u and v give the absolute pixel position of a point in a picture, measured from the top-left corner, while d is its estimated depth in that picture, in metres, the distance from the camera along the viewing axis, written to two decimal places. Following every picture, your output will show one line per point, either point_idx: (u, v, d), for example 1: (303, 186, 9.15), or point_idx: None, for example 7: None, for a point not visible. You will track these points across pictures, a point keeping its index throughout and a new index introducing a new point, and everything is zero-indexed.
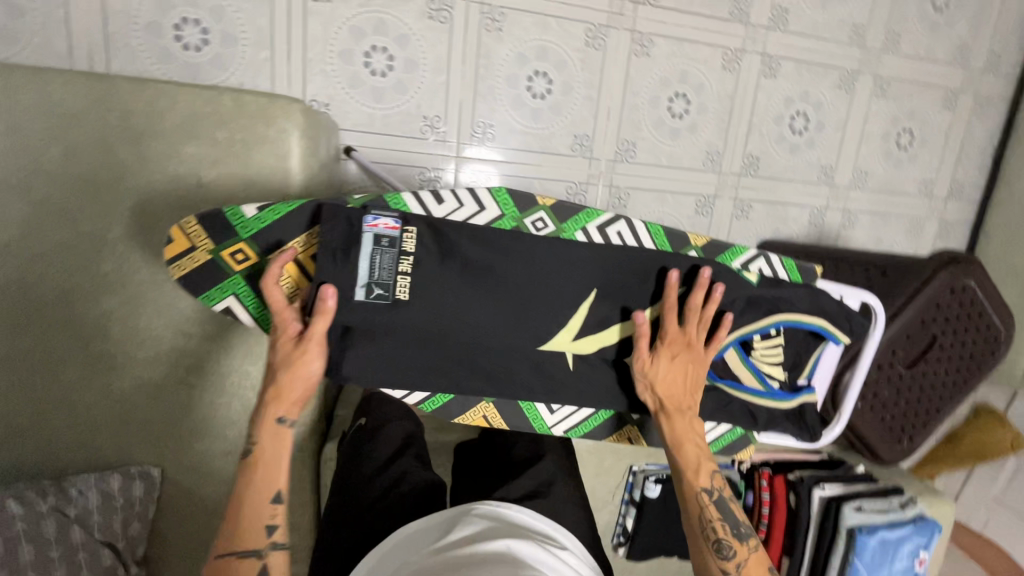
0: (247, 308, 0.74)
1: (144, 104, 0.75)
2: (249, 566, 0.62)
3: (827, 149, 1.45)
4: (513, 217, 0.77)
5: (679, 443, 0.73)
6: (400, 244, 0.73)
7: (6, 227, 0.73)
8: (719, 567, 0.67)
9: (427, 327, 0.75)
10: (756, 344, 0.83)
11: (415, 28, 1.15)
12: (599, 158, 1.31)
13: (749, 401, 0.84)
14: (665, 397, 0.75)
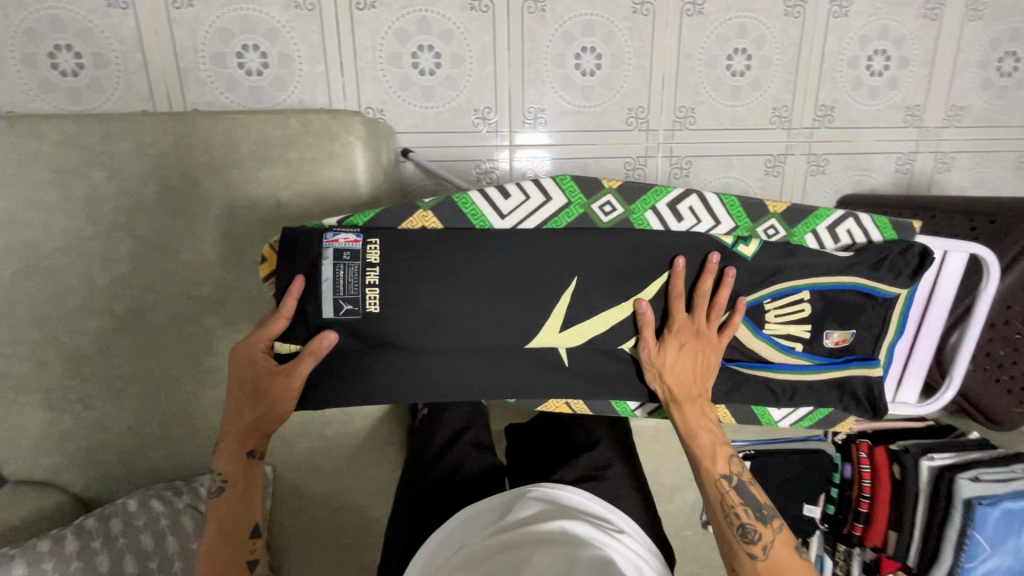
0: None
1: (222, 135, 0.80)
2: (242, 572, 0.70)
3: (913, 87, 1.31)
4: (580, 204, 0.72)
5: (694, 431, 0.72)
6: (364, 257, 0.70)
7: (121, 261, 0.82)
8: (747, 553, 0.66)
9: (441, 332, 0.72)
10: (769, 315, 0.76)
11: (458, 22, 1.15)
12: (655, 129, 1.27)
13: (775, 376, 0.79)
14: (675, 384, 0.73)
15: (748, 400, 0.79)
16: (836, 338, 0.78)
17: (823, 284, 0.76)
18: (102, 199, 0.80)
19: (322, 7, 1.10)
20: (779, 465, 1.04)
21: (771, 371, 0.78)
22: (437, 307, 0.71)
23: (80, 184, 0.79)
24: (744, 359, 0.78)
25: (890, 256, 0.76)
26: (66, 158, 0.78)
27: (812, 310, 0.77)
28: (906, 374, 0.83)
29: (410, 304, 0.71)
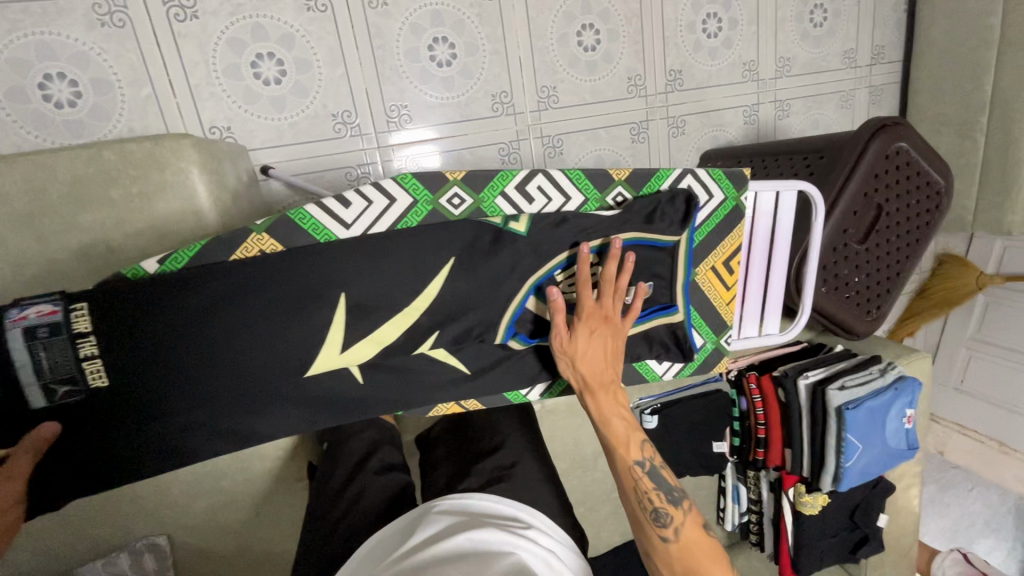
0: None
1: (21, 182, 0.69)
2: None
3: (745, 44, 1.43)
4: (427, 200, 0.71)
5: (607, 418, 0.72)
6: (68, 328, 0.60)
7: None
8: (659, 538, 0.68)
9: (233, 366, 0.66)
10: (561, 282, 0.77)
11: (296, 24, 1.08)
12: (522, 112, 1.28)
13: None
14: (589, 372, 0.73)
15: None
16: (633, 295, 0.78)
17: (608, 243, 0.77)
18: None
19: (134, 22, 0.99)
20: (686, 414, 1.09)
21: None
22: (199, 347, 0.64)
23: None
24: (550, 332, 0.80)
25: (662, 204, 0.78)
26: None
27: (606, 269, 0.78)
28: (767, 306, 0.91)
29: (155, 353, 0.63)
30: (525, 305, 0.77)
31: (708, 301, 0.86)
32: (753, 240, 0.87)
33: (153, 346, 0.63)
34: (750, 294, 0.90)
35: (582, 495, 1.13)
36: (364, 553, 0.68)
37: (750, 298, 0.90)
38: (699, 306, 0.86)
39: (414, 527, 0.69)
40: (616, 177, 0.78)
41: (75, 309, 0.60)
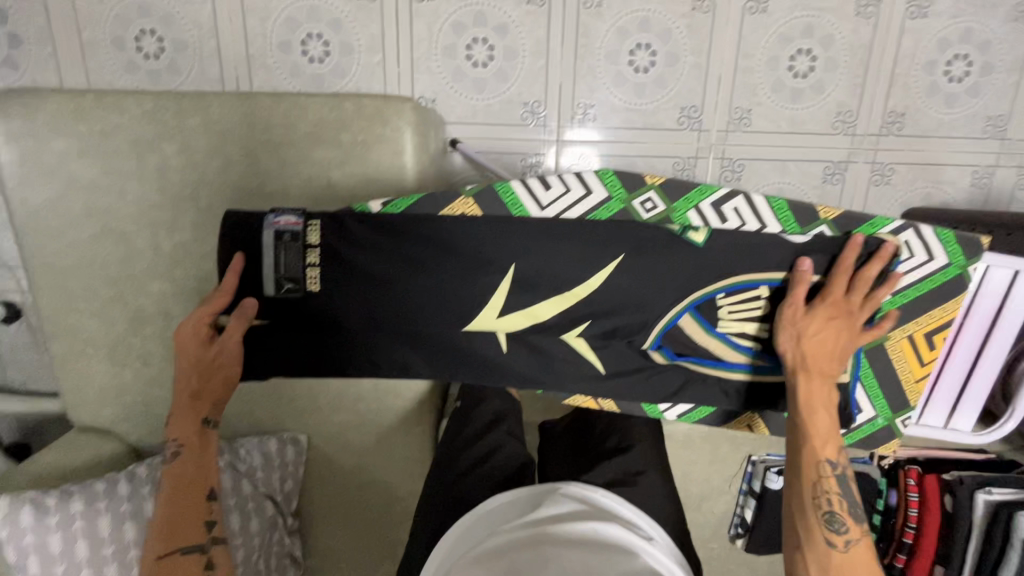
0: None
1: (283, 117, 0.84)
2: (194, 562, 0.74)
3: (997, 95, 1.22)
4: (620, 200, 0.73)
5: (813, 408, 0.68)
6: (304, 238, 0.73)
7: (185, 230, 0.88)
8: (825, 538, 0.64)
9: (426, 305, 0.74)
10: (720, 302, 0.73)
11: (513, 15, 1.15)
12: (708, 130, 1.23)
13: (727, 376, 0.77)
14: (814, 355, 0.68)
15: (696, 400, 0.79)
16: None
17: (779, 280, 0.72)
18: (172, 172, 0.86)
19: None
20: None
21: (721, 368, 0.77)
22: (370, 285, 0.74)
23: (155, 156, 0.85)
24: (695, 355, 0.76)
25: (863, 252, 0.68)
26: (144, 133, 0.85)
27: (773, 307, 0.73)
28: (964, 396, 0.78)
29: (351, 282, 0.74)
30: (676, 322, 0.74)
31: (893, 370, 0.75)
32: (967, 319, 0.75)
33: (332, 277, 0.74)
34: (950, 375, 0.77)
35: None
36: (492, 508, 0.75)
37: (946, 379, 0.78)
38: (880, 372, 0.75)
39: (539, 503, 0.74)
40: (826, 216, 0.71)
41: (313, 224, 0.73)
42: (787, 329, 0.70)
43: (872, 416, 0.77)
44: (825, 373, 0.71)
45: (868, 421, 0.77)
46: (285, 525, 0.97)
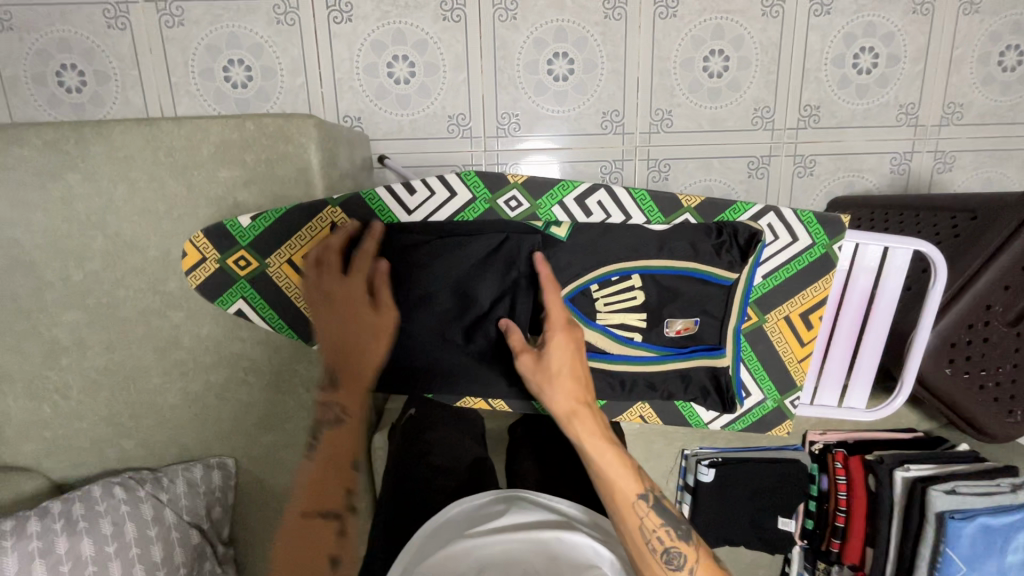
0: (253, 306, 0.89)
1: (184, 140, 0.85)
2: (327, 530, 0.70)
3: (906, 84, 1.26)
4: (484, 199, 0.81)
5: (599, 447, 0.65)
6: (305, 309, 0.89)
7: (94, 258, 0.88)
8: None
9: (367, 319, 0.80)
10: (596, 294, 0.78)
11: (431, 32, 1.18)
12: (631, 133, 1.26)
13: (610, 366, 0.80)
14: (565, 399, 0.66)
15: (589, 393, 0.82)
16: (678, 328, 0.79)
17: (653, 268, 0.77)
18: (75, 201, 0.85)
19: (302, 22, 1.16)
20: (750, 476, 0.98)
21: (606, 360, 0.80)
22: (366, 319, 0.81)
23: (57, 186, 0.85)
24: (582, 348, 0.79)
25: (729, 238, 0.77)
26: (43, 162, 0.84)
27: (648, 296, 0.78)
28: (855, 371, 0.84)
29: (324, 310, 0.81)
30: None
31: (776, 352, 0.85)
32: (842, 294, 0.82)
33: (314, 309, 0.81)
34: (838, 351, 0.84)
35: None
36: (459, 516, 0.70)
37: (834, 355, 0.84)
38: (761, 354, 0.85)
39: (502, 510, 0.69)
40: (685, 204, 0.80)
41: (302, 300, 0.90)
42: (541, 385, 0.67)
43: (761, 399, 0.88)
44: (705, 359, 0.80)
45: (757, 404, 0.89)
46: (216, 553, 0.95)
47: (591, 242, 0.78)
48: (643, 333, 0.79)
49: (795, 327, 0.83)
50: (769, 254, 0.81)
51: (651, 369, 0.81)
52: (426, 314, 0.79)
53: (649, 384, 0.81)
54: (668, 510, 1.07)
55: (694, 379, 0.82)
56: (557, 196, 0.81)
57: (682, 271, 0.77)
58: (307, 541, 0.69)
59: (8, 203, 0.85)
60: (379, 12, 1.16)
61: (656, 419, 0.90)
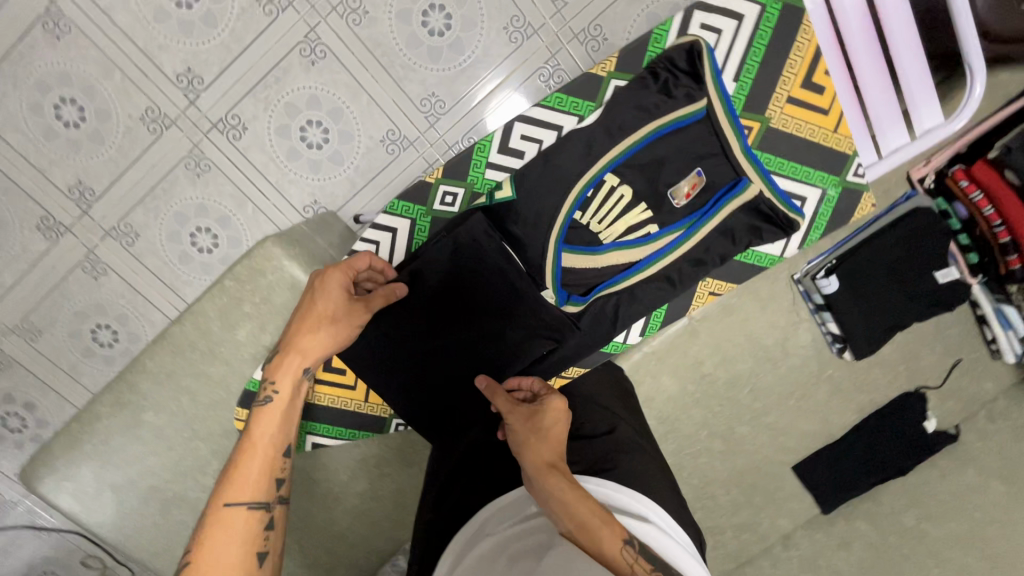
0: (319, 434, 0.86)
1: (196, 331, 0.91)
2: (251, 516, 0.59)
3: None
4: (425, 215, 0.76)
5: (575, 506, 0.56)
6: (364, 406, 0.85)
7: (211, 463, 0.96)
8: None
9: (395, 381, 0.79)
10: (582, 218, 0.72)
11: (310, 86, 0.94)
12: (564, 12, 0.92)
13: (648, 273, 0.76)
14: (544, 449, 0.62)
15: (651, 304, 0.80)
16: (686, 191, 0.73)
17: (618, 158, 0.70)
18: (164, 432, 0.94)
19: (216, 161, 0.97)
20: (876, 256, 0.87)
21: (640, 271, 0.76)
22: (404, 379, 0.79)
23: (144, 431, 0.94)
24: (608, 277, 0.75)
25: (670, 74, 0.69)
26: (121, 420, 0.93)
27: (632, 188, 0.72)
28: (911, 93, 0.76)
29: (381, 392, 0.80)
30: (563, 263, 0.72)
31: (803, 142, 0.77)
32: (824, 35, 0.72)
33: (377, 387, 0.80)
34: (873, 90, 0.76)
35: (787, 387, 1.00)
36: (489, 517, 0.62)
37: (875, 98, 0.76)
38: (791, 155, 0.77)
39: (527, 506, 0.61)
40: (604, 72, 0.71)
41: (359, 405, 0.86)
42: (524, 440, 0.64)
43: (821, 194, 0.80)
44: (734, 202, 0.74)
45: (822, 200, 0.81)
46: None
47: (553, 169, 0.70)
48: (655, 223, 0.74)
49: (802, 103, 0.74)
50: (724, 56, 0.72)
51: (686, 249, 0.76)
52: (464, 339, 0.77)
53: (693, 263, 0.78)
54: (816, 338, 0.97)
55: (734, 230, 0.76)
56: (482, 161, 0.75)
57: (651, 137, 0.70)
58: (222, 538, 0.57)
59: (126, 463, 0.95)
60: (259, 102, 0.94)
61: (725, 284, 0.84)
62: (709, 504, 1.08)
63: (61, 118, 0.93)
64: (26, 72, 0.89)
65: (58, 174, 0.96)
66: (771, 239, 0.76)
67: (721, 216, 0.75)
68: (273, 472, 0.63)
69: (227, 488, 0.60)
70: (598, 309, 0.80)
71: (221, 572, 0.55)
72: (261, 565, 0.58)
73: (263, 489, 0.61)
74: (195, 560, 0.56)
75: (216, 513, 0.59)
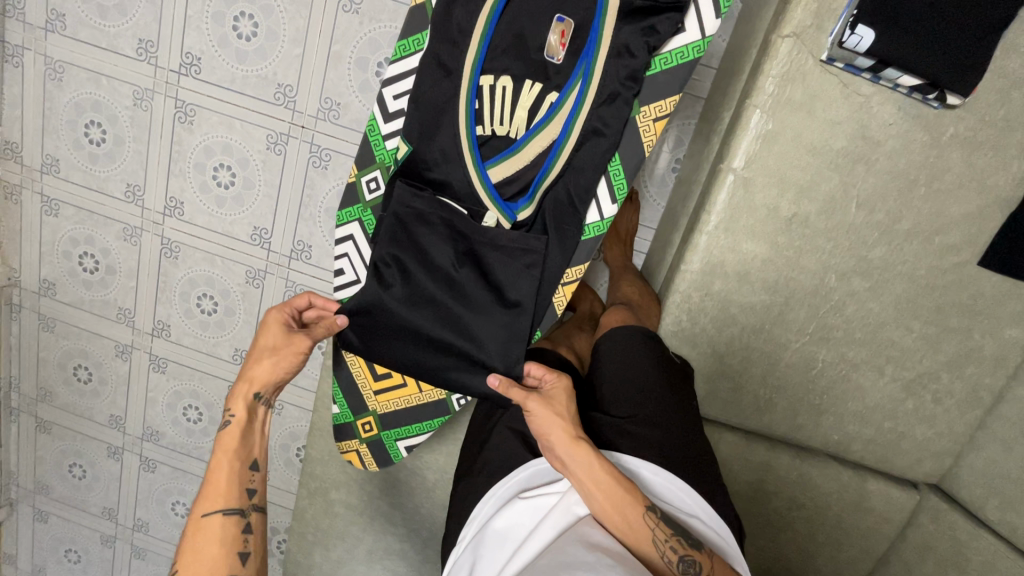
0: (408, 436, 0.91)
1: (325, 418, 1.04)
2: (232, 522, 0.68)
3: None
4: (364, 209, 0.83)
5: (602, 481, 0.64)
6: (423, 393, 0.88)
7: (397, 512, 1.09)
8: None
9: (427, 368, 0.83)
10: (486, 126, 0.79)
11: (333, 185, 1.23)
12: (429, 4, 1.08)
13: (571, 141, 0.77)
14: (567, 430, 0.68)
15: (596, 167, 0.77)
16: (559, 42, 0.76)
17: (479, 66, 0.77)
18: (352, 503, 1.09)
19: (305, 283, 1.33)
20: None
21: (561, 149, 0.77)
22: (431, 361, 0.83)
23: (339, 510, 1.10)
24: (537, 171, 0.78)
25: None
26: (321, 509, 1.10)
27: (511, 78, 0.78)
28: None
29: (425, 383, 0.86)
30: (491, 180, 0.79)
31: None
32: None
33: (419, 381, 0.85)
34: None
35: (904, 179, 0.80)
36: (524, 477, 0.72)
37: None
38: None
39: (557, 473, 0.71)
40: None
41: (421, 395, 0.88)
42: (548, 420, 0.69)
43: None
44: (607, 21, 0.73)
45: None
46: None
47: (434, 110, 0.77)
48: (553, 90, 0.78)
49: None
50: None
51: (596, 93, 0.75)
52: (456, 298, 0.81)
53: (611, 100, 0.75)
54: (903, 104, 0.77)
55: (628, 44, 0.73)
56: (379, 138, 0.81)
57: (491, 28, 0.76)
58: (203, 543, 0.66)
59: (340, 539, 1.12)
60: (309, 221, 1.27)
61: (664, 101, 0.74)
62: (895, 353, 0.88)
63: (205, 310, 1.41)
64: (175, 288, 1.40)
65: (223, 350, 1.44)
66: (666, 31, 0.72)
67: (606, 48, 0.74)
68: (244, 483, 0.70)
69: (204, 501, 0.68)
70: (553, 201, 0.79)
71: (202, 568, 0.64)
72: (244, 563, 0.66)
73: (234, 498, 0.69)
74: (185, 560, 0.65)
75: (197, 523, 0.67)
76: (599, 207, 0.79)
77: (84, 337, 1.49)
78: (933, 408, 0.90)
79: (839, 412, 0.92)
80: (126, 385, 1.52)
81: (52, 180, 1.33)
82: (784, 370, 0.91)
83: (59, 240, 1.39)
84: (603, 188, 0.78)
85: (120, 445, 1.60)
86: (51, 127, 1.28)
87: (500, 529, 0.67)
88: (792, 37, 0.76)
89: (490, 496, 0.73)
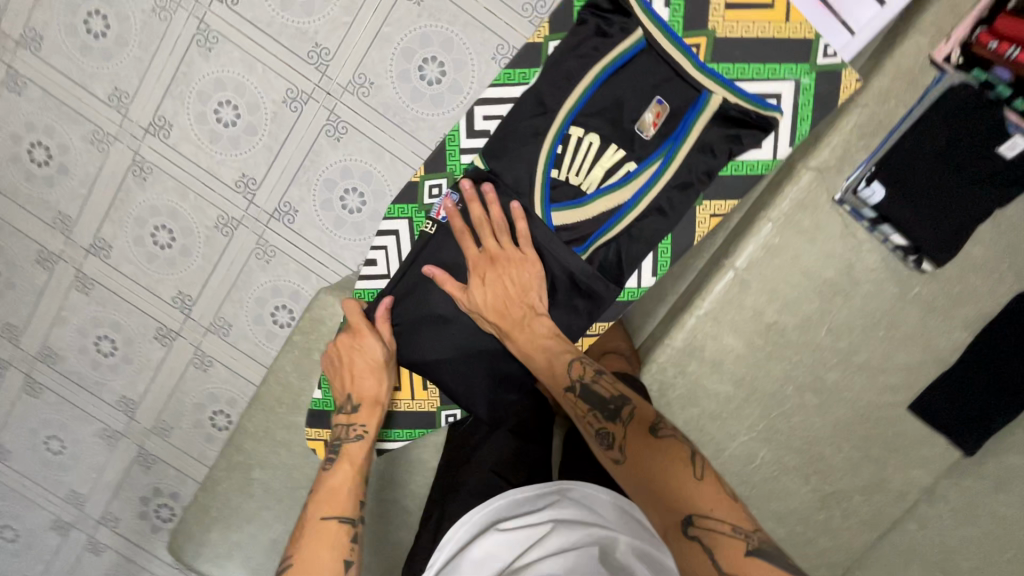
0: (387, 437, 0.96)
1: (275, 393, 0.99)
2: (344, 528, 0.74)
3: None
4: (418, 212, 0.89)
5: None
6: (415, 402, 0.95)
7: None
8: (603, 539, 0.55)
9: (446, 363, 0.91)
10: (562, 170, 0.85)
11: (340, 159, 1.19)
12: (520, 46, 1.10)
13: (635, 212, 0.85)
14: None
15: (649, 235, 0.86)
16: (652, 121, 0.84)
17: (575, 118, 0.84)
18: (274, 487, 1.04)
19: (279, 246, 1.25)
20: (918, 154, 0.82)
21: (625, 214, 0.85)
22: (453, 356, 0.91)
23: (258, 490, 1.04)
24: (597, 227, 0.85)
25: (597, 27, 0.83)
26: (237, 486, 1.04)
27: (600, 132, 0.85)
28: None
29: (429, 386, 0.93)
30: (553, 222, 0.85)
31: (753, 43, 0.82)
32: None
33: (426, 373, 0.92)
34: None
35: (867, 319, 0.90)
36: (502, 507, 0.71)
37: None
38: (746, 58, 0.82)
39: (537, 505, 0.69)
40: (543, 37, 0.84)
41: (412, 402, 0.95)
42: None
43: (796, 85, 0.82)
44: (701, 118, 0.83)
45: (799, 91, 0.83)
46: None
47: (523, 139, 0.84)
48: (633, 161, 0.85)
49: (734, 18, 0.81)
50: None
51: (671, 175, 0.85)
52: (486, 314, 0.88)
53: (681, 188, 0.85)
54: (886, 256, 0.88)
55: (711, 145, 0.83)
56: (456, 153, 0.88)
57: (593, 90, 0.84)
58: (317, 545, 0.72)
59: (246, 522, 1.05)
60: (303, 186, 1.22)
61: (724, 202, 0.85)
62: (822, 466, 0.98)
63: (159, 243, 1.30)
64: (132, 210, 1.29)
65: (164, 290, 1.33)
66: (746, 147, 0.82)
67: (695, 136, 0.83)
68: (357, 495, 0.78)
69: (320, 507, 0.76)
70: (602, 259, 0.87)
71: (315, 566, 0.70)
72: (346, 570, 0.71)
73: (347, 508, 0.76)
74: (297, 562, 0.71)
75: (314, 526, 0.74)
76: (639, 276, 0.88)
77: (4, 231, 1.32)
78: (839, 522, 1.00)
79: (761, 508, 1.00)
80: (37, 295, 1.36)
81: (28, 57, 1.20)
82: (726, 458, 0.98)
83: (12, 120, 1.24)
84: (649, 260, 0.87)
85: (6, 359, 1.41)
86: (51, 3, 1.16)
87: (475, 559, 0.64)
88: (815, 170, 0.85)
89: (464, 523, 0.71)
